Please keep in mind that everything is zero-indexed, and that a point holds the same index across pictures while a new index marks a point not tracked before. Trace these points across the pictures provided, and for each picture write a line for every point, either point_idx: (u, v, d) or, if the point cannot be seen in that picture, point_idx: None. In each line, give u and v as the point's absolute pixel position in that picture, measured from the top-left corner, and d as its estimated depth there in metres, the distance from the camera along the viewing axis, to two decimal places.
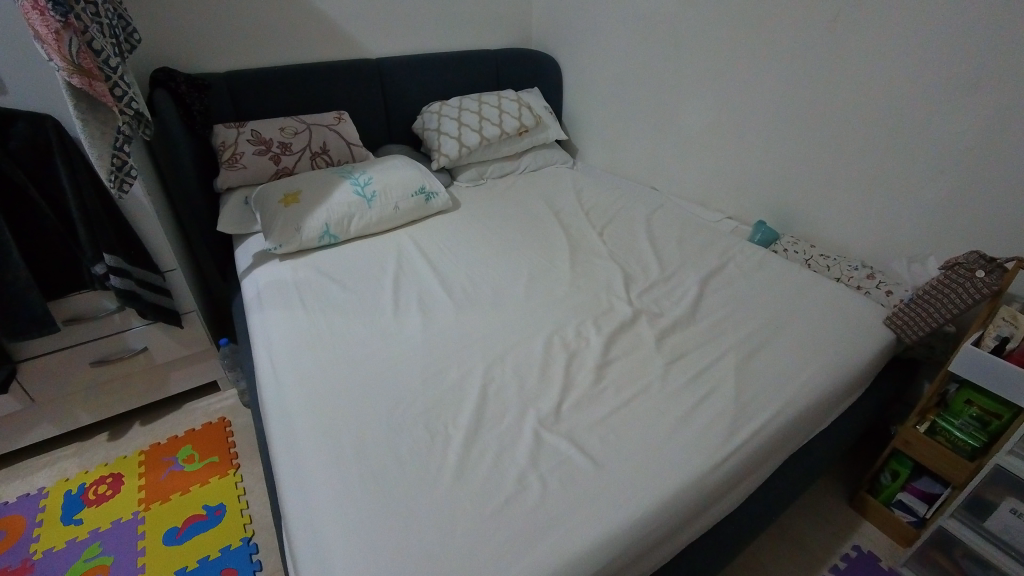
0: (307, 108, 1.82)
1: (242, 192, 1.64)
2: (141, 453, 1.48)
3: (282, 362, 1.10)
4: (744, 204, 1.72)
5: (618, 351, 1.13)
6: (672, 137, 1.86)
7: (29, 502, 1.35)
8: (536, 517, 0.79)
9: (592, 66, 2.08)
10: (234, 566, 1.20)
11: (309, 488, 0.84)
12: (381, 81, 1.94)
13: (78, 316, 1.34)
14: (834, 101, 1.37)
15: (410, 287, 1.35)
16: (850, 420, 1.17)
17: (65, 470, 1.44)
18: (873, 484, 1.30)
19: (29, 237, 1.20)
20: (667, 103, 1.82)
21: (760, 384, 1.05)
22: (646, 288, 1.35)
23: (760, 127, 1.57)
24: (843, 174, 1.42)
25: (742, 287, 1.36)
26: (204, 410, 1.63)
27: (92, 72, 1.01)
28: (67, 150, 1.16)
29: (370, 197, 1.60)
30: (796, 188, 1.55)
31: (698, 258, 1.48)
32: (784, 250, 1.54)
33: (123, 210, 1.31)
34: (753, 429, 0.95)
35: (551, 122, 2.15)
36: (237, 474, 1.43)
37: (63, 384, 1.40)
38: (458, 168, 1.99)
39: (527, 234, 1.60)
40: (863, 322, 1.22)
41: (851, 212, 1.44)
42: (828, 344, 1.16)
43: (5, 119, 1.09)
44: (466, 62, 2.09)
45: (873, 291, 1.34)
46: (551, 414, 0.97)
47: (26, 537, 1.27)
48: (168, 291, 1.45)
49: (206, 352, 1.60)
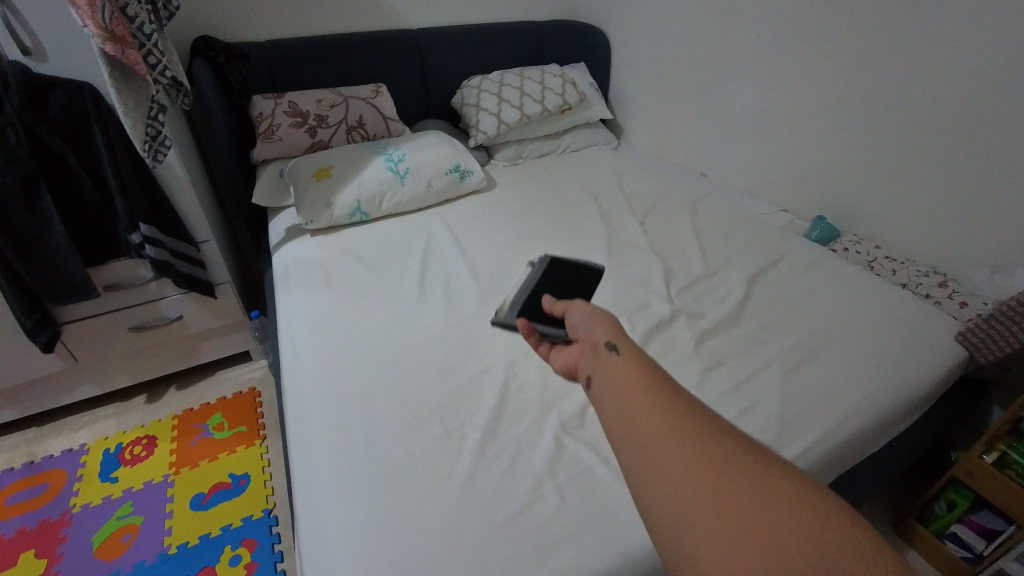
0: (345, 80, 1.79)
1: (278, 164, 1.62)
2: (174, 418, 1.53)
3: (303, 345, 1.09)
4: (802, 197, 1.57)
5: (652, 353, 1.06)
6: (725, 120, 1.72)
7: (72, 458, 1.43)
8: (549, 530, 0.75)
9: (643, 41, 1.95)
10: (254, 537, 1.23)
11: (317, 481, 0.83)
12: (420, 53, 1.88)
13: (116, 283, 1.38)
14: (913, 85, 1.22)
15: (436, 272, 1.31)
16: (907, 445, 1.06)
17: (104, 430, 1.50)
18: (924, 512, 1.19)
19: (68, 205, 1.23)
20: (723, 82, 1.68)
21: (807, 401, 0.96)
22: (687, 285, 1.26)
23: (825, 112, 1.42)
24: (917, 168, 1.27)
25: (793, 288, 1.25)
26: (235, 379, 1.67)
27: (125, 39, 1.00)
28: (103, 118, 1.17)
29: (403, 174, 1.55)
30: (862, 182, 1.40)
31: (747, 254, 1.37)
32: (844, 249, 1.41)
33: (158, 181, 1.31)
34: (795, 452, 0.87)
35: (596, 100, 2.04)
36: (262, 446, 1.45)
37: (104, 347, 1.45)
38: (496, 146, 1.92)
39: (561, 220, 1.53)
40: (930, 337, 1.10)
41: (924, 212, 1.29)
42: (887, 359, 1.04)
43: (44, 87, 1.11)
44: (508, 34, 1.99)
45: (944, 302, 1.20)
46: (574, 418, 0.92)
47: (66, 491, 1.35)
48: (202, 262, 1.46)
49: (238, 323, 1.63)
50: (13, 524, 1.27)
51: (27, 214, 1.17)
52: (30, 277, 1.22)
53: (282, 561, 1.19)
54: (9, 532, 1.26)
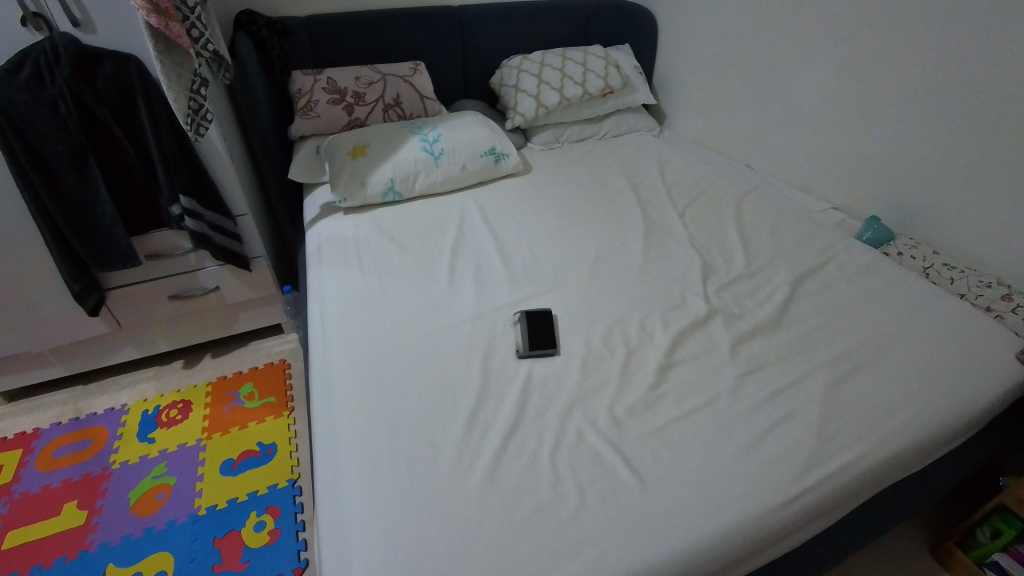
0: (385, 57, 1.77)
1: (315, 140, 1.63)
2: (209, 384, 1.59)
3: (331, 323, 1.10)
4: (857, 195, 1.48)
5: (684, 354, 1.02)
6: (778, 109, 1.63)
7: (113, 416, 1.50)
8: (568, 532, 0.73)
9: (694, 23, 1.85)
10: (278, 505, 1.27)
11: (339, 459, 0.84)
12: (461, 31, 1.84)
13: (158, 252, 1.42)
14: (989, 80, 1.12)
15: (467, 256, 1.29)
16: (955, 467, 1.00)
17: (144, 392, 1.57)
18: (964, 538, 1.12)
19: (115, 175, 1.27)
20: (778, 69, 1.59)
21: (849, 415, 0.91)
22: (726, 283, 1.21)
23: (889, 105, 1.32)
24: (988, 170, 1.16)
25: (840, 292, 1.18)
26: (268, 350, 1.71)
27: (169, 13, 1.04)
28: (147, 91, 1.19)
29: (438, 155, 1.54)
30: (924, 183, 1.30)
31: (794, 254, 1.30)
32: (898, 253, 1.32)
33: (199, 154, 1.34)
34: (833, 469, 0.82)
35: (640, 83, 1.96)
36: (290, 417, 1.49)
37: (146, 313, 1.51)
38: (534, 129, 1.88)
39: (597, 209, 1.49)
40: (988, 354, 1.02)
41: (991, 217, 1.19)
42: (939, 375, 0.98)
43: (93, 59, 1.13)
44: (553, 13, 1.93)
45: (1007, 316, 1.12)
46: (600, 416, 0.89)
47: (108, 448, 1.42)
48: (239, 235, 1.49)
49: (272, 296, 1.66)
50: (59, 475, 1.36)
51: (76, 183, 1.21)
52: (78, 243, 1.27)
53: (303, 531, 1.22)
54: (56, 482, 1.34)
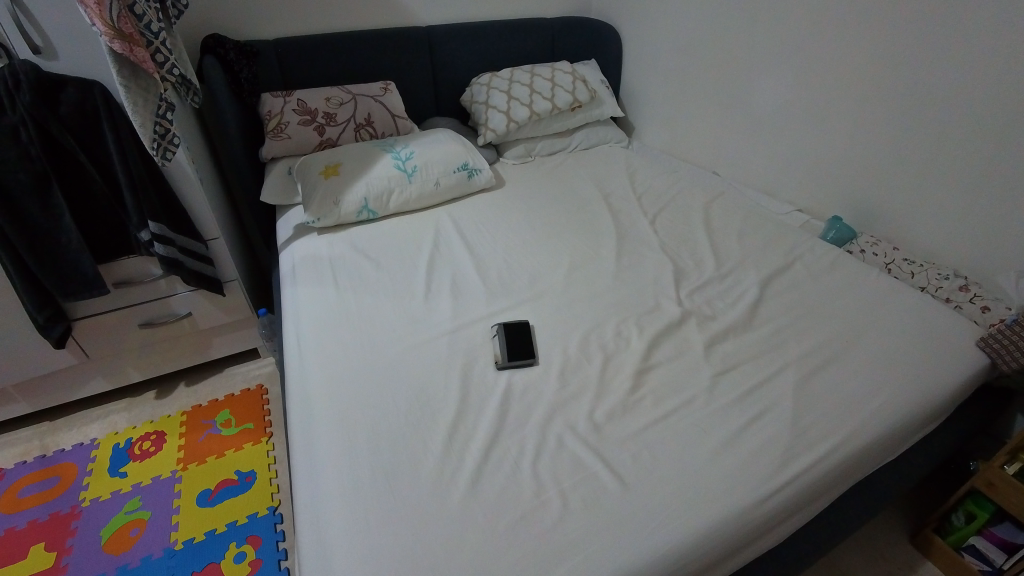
0: (355, 77, 1.78)
1: (286, 161, 1.63)
2: (183, 413, 1.55)
3: (307, 343, 1.09)
4: (819, 196, 1.53)
5: (660, 357, 1.04)
6: (741, 117, 1.69)
7: (82, 451, 1.45)
8: (553, 539, 0.73)
9: (656, 38, 1.92)
10: (259, 534, 1.23)
11: (319, 478, 0.83)
12: (430, 50, 1.87)
13: (127, 280, 1.39)
14: (939, 82, 1.18)
15: (444, 271, 1.30)
16: (925, 454, 1.03)
17: (115, 424, 1.52)
18: (941, 524, 1.14)
19: (80, 202, 1.25)
20: (738, 80, 1.65)
21: (821, 407, 0.93)
22: (699, 286, 1.23)
23: (844, 109, 1.39)
24: (941, 167, 1.22)
25: (808, 291, 1.21)
26: (244, 375, 1.68)
27: (132, 37, 1.02)
28: (112, 115, 1.18)
29: (411, 172, 1.54)
30: (880, 182, 1.36)
31: (761, 255, 1.34)
32: (861, 251, 1.37)
33: (168, 178, 1.32)
34: (808, 462, 0.84)
35: (608, 97, 2.00)
36: (268, 443, 1.46)
37: (115, 342, 1.47)
38: (506, 143, 1.90)
39: (572, 219, 1.51)
40: (950, 343, 1.06)
41: (944, 213, 1.25)
42: (903, 365, 1.01)
43: (55, 85, 1.12)
44: (519, 31, 1.97)
45: (965, 306, 1.17)
46: (583, 422, 0.90)
47: (76, 485, 1.36)
48: (210, 259, 1.47)
49: (247, 320, 1.64)
50: (25, 516, 1.29)
51: (39, 211, 1.19)
52: (41, 273, 1.24)
53: (285, 559, 1.19)
54: (22, 524, 1.28)
